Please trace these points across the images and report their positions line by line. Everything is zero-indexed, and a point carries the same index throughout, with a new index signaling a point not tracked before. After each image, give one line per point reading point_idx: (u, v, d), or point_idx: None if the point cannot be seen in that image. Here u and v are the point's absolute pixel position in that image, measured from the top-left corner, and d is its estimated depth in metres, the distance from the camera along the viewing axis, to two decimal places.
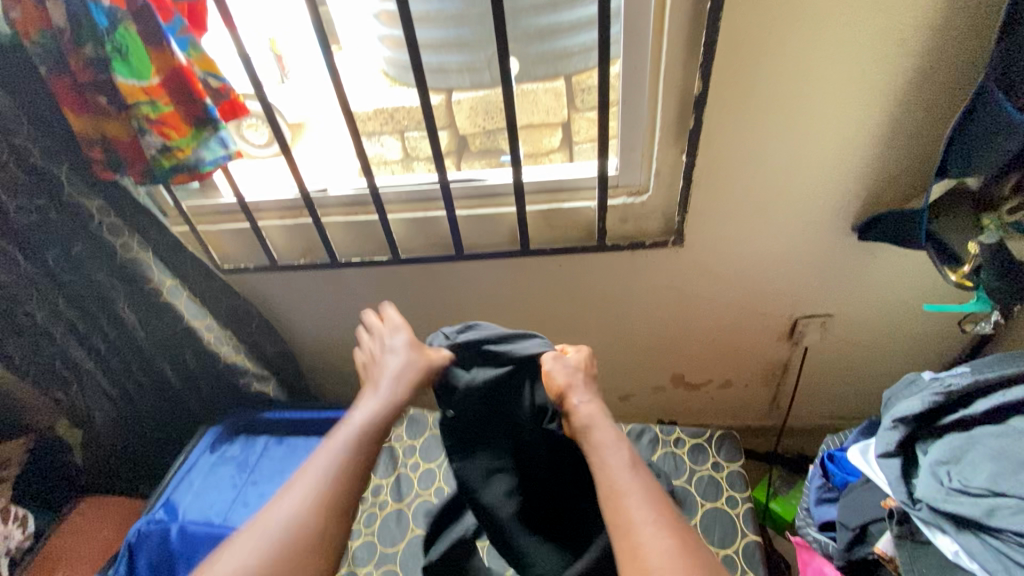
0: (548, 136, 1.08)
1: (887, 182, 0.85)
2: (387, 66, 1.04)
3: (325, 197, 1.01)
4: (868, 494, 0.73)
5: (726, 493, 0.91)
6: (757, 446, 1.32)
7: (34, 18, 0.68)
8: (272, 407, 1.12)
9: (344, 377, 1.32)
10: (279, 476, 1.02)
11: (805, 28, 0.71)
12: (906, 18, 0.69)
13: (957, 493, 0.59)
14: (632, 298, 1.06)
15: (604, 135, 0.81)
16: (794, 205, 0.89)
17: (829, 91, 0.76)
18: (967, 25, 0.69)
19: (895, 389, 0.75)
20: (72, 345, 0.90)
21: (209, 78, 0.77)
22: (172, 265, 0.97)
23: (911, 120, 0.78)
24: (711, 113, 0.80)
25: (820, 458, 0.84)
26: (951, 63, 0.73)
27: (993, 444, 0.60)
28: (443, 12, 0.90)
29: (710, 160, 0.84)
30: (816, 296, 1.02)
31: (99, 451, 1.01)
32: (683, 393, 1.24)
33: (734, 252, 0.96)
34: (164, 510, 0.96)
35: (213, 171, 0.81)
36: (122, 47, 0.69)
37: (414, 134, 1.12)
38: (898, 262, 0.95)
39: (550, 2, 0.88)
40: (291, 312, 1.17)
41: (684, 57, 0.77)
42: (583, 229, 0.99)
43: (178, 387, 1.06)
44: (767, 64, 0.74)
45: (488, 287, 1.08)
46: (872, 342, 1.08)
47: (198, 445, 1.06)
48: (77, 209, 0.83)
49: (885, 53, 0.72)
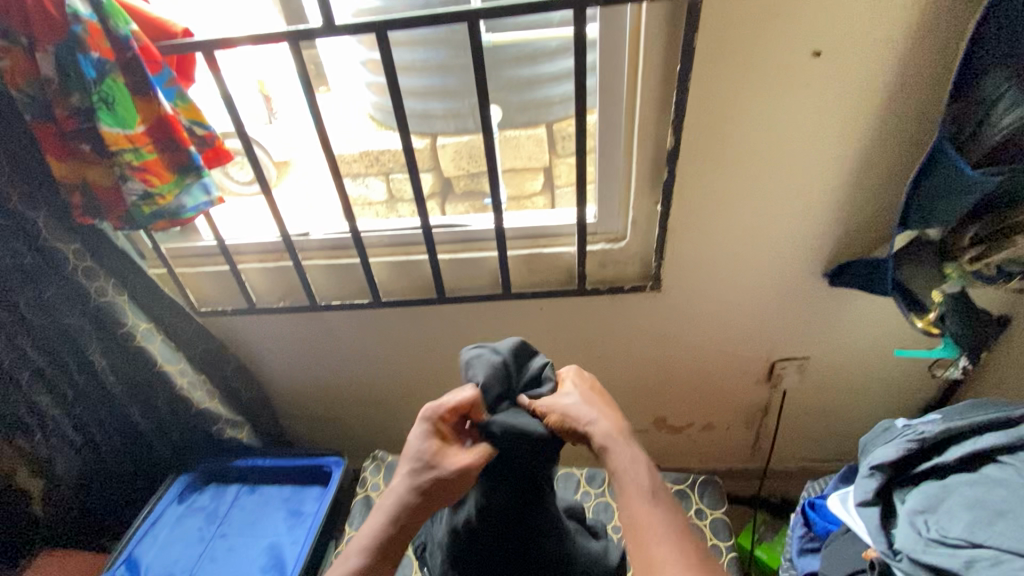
0: (530, 180, 1.11)
1: (855, 232, 0.88)
2: (372, 110, 1.06)
3: (307, 241, 1.01)
4: (848, 544, 0.73)
5: (710, 542, 0.90)
6: (741, 489, 1.30)
7: (22, 68, 0.69)
8: (245, 454, 1.08)
9: (322, 421, 1.29)
10: (249, 529, 1.00)
11: (770, 87, 0.75)
12: (864, 80, 0.74)
13: (936, 544, 0.59)
14: (613, 342, 1.07)
15: (583, 183, 0.84)
16: (766, 254, 0.92)
17: (794, 147, 0.80)
18: (921, 89, 0.74)
19: (870, 436, 0.75)
20: (37, 392, 0.87)
21: (194, 126, 0.78)
22: (147, 307, 0.96)
23: (872, 176, 0.83)
24: (684, 167, 0.83)
25: (802, 506, 0.83)
26: (906, 124, 0.77)
27: (967, 494, 0.61)
28: (429, 62, 0.93)
29: (685, 209, 0.87)
30: (791, 341, 1.04)
31: (59, 504, 0.96)
32: (667, 436, 1.24)
33: (713, 298, 0.98)
34: (126, 566, 0.93)
35: (193, 217, 0.82)
36: (108, 97, 0.70)
37: (399, 176, 1.15)
38: (869, 308, 0.97)
39: (530, 55, 0.91)
40: (269, 354, 1.15)
41: (656, 113, 0.81)
42: (563, 273, 1.00)
43: (147, 433, 1.02)
44: (736, 122, 0.78)
45: (470, 329, 1.07)
46: (848, 386, 1.10)
47: (166, 494, 1.03)
48: (50, 253, 0.82)
49: (845, 114, 0.77)
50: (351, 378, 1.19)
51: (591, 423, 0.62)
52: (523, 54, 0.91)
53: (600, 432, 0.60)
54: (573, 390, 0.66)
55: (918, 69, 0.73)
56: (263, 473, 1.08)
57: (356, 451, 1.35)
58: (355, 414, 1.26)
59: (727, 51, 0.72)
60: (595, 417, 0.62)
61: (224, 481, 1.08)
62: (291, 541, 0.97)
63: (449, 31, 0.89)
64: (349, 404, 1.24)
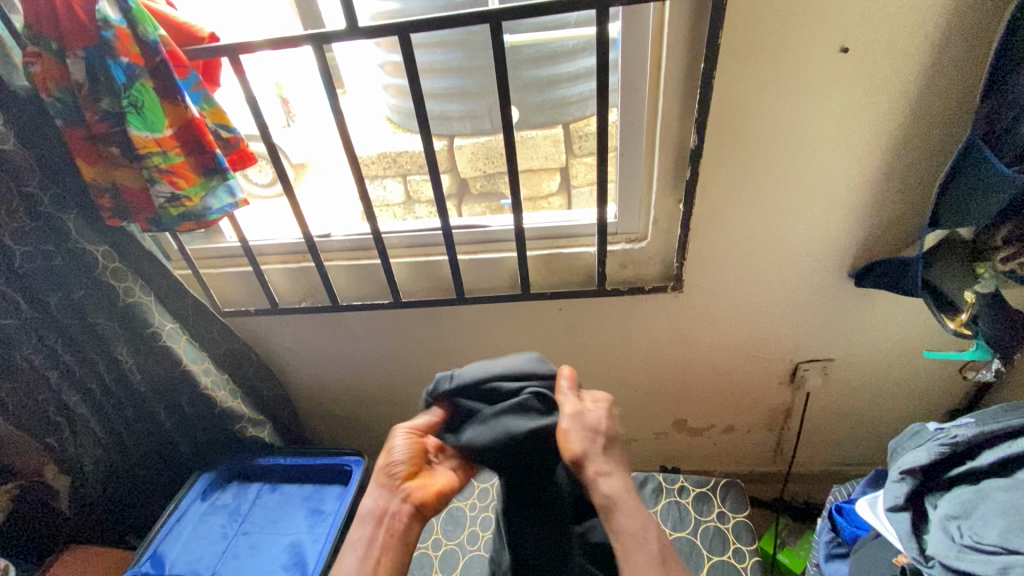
0: (547, 180, 1.11)
1: (882, 231, 0.86)
2: (391, 112, 1.07)
3: (328, 242, 1.02)
4: (877, 548, 0.72)
5: (733, 546, 0.89)
6: (762, 492, 1.29)
7: (53, 73, 0.71)
8: (267, 453, 1.09)
9: (340, 421, 1.30)
10: (271, 527, 1.01)
11: (795, 84, 0.74)
12: (893, 77, 0.73)
13: (970, 551, 0.58)
14: (632, 343, 1.06)
15: (604, 182, 0.83)
16: (790, 254, 0.91)
17: (819, 145, 0.79)
18: (952, 85, 0.73)
19: (900, 439, 0.74)
20: (66, 391, 0.89)
21: (220, 130, 0.79)
22: (172, 308, 0.98)
23: (900, 174, 0.81)
24: (706, 166, 0.82)
25: (828, 510, 0.82)
26: (936, 121, 0.76)
27: (1003, 500, 0.59)
28: (447, 64, 0.93)
29: (706, 209, 0.86)
30: (815, 343, 1.02)
31: (86, 501, 0.98)
32: (686, 438, 1.22)
33: (735, 298, 0.97)
34: (151, 562, 0.94)
35: (219, 219, 0.82)
36: (138, 102, 0.71)
37: (416, 177, 1.15)
38: (896, 309, 0.96)
39: (550, 55, 0.91)
40: (290, 354, 1.17)
41: (678, 112, 0.80)
42: (583, 273, 0.99)
43: (171, 431, 1.04)
44: (760, 120, 0.77)
45: (489, 330, 1.08)
46: (872, 388, 1.08)
47: (189, 492, 1.04)
48: (80, 254, 0.84)
49: (873, 111, 0.76)
50: (369, 378, 1.19)
51: (594, 463, 0.67)
52: (542, 55, 0.91)
53: (611, 488, 0.66)
54: (586, 417, 0.69)
55: (948, 64, 0.71)
56: (284, 473, 1.09)
57: (374, 450, 1.36)
58: (373, 414, 1.27)
59: (751, 48, 0.72)
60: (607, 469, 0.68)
61: (246, 480, 1.09)
62: (312, 539, 0.98)
63: (467, 32, 0.89)
64: (367, 403, 1.25)
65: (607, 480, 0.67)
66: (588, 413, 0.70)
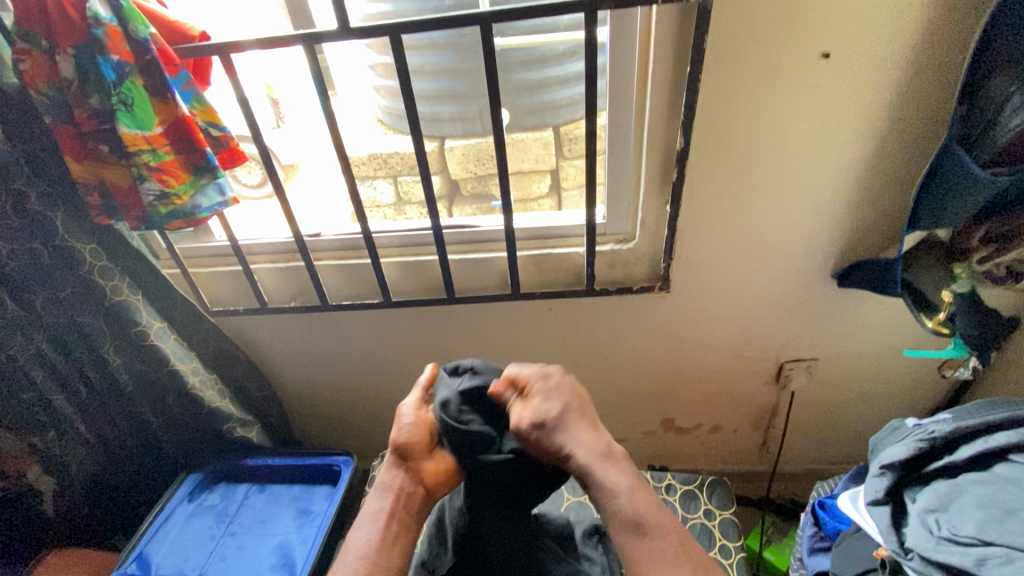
0: (537, 182, 1.12)
1: (864, 233, 0.89)
2: (381, 113, 1.07)
3: (319, 241, 1.02)
4: (859, 543, 0.73)
5: (719, 543, 0.90)
6: (749, 491, 1.30)
7: (42, 70, 0.71)
8: (255, 454, 1.09)
9: (330, 422, 1.30)
10: (259, 527, 1.00)
11: (778, 89, 0.76)
12: (872, 82, 0.75)
13: (947, 543, 0.59)
14: (621, 343, 1.07)
15: (593, 184, 0.84)
16: (774, 256, 0.92)
17: (801, 149, 0.81)
18: (929, 90, 0.75)
19: (880, 435, 0.75)
20: (51, 390, 0.88)
21: (211, 128, 0.79)
22: (160, 307, 0.97)
23: (881, 177, 0.83)
24: (693, 168, 0.83)
25: (811, 506, 0.83)
26: (915, 125, 0.78)
27: (979, 493, 0.61)
28: (438, 65, 0.94)
29: (693, 210, 0.88)
30: (799, 343, 1.04)
31: (71, 503, 0.96)
32: (674, 438, 1.24)
33: (722, 299, 0.99)
34: (137, 563, 0.94)
35: (208, 217, 0.82)
36: (127, 100, 0.71)
37: (407, 178, 1.15)
38: (878, 309, 0.98)
39: (540, 58, 0.92)
40: (279, 354, 1.16)
41: (666, 115, 0.81)
42: (572, 273, 1.00)
43: (158, 432, 1.03)
44: (744, 123, 0.79)
45: (479, 330, 1.08)
46: (856, 387, 1.10)
47: (176, 493, 1.03)
48: (68, 252, 0.84)
49: (854, 114, 0.77)
50: (359, 377, 1.19)
51: (555, 439, 0.67)
52: (532, 58, 0.92)
53: (583, 457, 0.66)
54: (539, 409, 0.68)
55: (927, 70, 0.73)
56: (272, 473, 1.08)
57: (364, 451, 1.36)
58: (363, 414, 1.27)
59: (737, 53, 0.73)
60: (577, 440, 0.67)
61: (233, 480, 1.08)
62: (300, 539, 0.97)
63: (458, 34, 0.90)
64: (357, 404, 1.25)
65: (574, 454, 0.67)
66: (535, 411, 0.68)
